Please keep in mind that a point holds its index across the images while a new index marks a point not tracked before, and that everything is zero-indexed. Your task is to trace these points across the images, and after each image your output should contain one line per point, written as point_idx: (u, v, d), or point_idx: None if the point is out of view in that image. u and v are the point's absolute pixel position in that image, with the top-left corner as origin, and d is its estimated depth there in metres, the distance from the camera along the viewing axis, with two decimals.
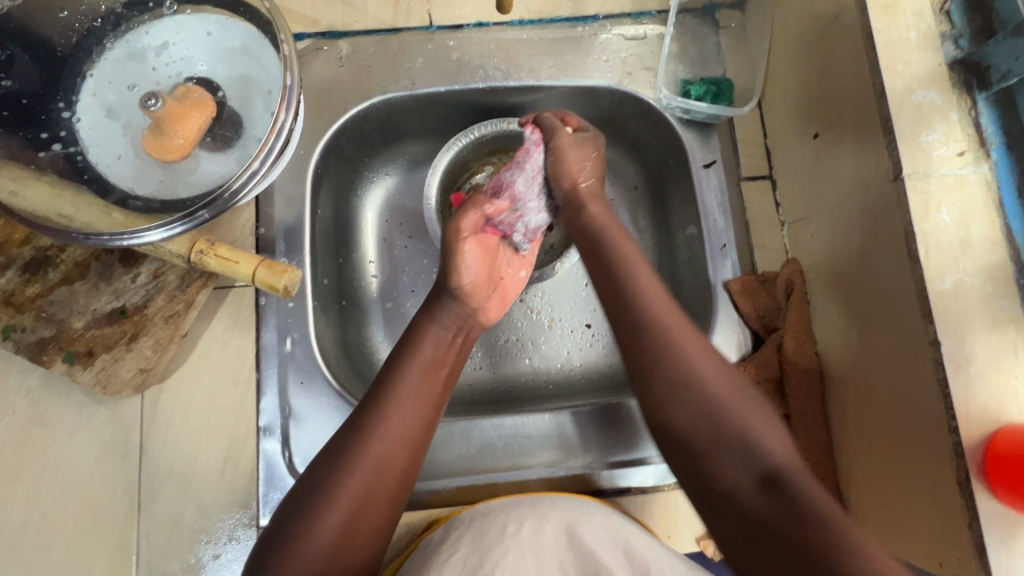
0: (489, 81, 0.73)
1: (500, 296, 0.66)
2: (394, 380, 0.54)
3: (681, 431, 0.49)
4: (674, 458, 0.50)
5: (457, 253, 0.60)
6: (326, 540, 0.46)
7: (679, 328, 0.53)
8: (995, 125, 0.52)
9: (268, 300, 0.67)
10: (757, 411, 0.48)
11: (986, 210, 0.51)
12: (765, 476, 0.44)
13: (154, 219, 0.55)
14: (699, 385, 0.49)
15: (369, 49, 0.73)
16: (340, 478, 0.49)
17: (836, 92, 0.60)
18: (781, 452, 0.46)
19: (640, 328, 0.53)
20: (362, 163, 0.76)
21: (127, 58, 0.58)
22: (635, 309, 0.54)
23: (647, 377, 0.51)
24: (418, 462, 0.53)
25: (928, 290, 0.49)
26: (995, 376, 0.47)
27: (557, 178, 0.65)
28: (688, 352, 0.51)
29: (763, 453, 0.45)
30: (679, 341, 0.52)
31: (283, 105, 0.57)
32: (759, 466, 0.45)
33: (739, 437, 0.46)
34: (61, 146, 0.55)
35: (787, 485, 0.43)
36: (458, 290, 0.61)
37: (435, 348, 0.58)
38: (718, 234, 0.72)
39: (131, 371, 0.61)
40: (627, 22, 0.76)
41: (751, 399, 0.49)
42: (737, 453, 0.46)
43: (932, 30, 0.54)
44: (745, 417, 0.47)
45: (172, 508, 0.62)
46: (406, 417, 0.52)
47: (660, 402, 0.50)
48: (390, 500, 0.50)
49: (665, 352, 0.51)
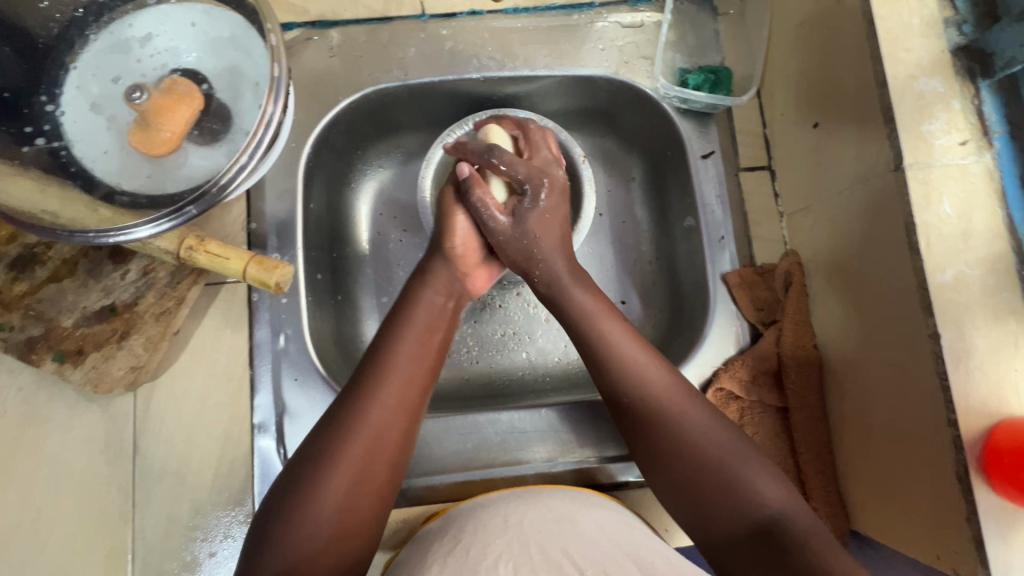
0: (484, 71, 0.72)
1: (489, 270, 0.65)
2: (386, 353, 0.54)
3: (679, 490, 0.52)
4: (676, 508, 0.53)
5: (450, 216, 0.62)
6: (330, 508, 0.47)
7: (666, 388, 0.54)
8: (999, 114, 0.51)
9: (261, 296, 0.66)
10: (754, 460, 0.51)
11: (988, 200, 0.50)
12: (763, 527, 0.48)
13: (142, 214, 0.54)
14: (695, 446, 0.52)
15: (360, 38, 0.72)
16: (339, 448, 0.49)
17: (838, 79, 0.58)
18: (776, 500, 0.49)
19: (624, 395, 0.55)
20: (354, 156, 0.75)
21: (112, 50, 0.57)
22: (618, 375, 0.56)
23: (641, 442, 0.54)
24: (415, 430, 0.53)
25: (928, 282, 0.48)
26: (995, 369, 0.47)
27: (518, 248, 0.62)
28: (677, 412, 0.53)
29: (761, 505, 0.49)
30: (668, 405, 0.54)
31: (270, 97, 0.56)
32: (754, 522, 0.48)
33: (735, 493, 0.49)
34: (45, 140, 0.54)
35: (784, 535, 0.47)
36: (451, 254, 0.62)
37: (427, 321, 0.57)
38: (716, 226, 0.71)
39: (123, 369, 0.61)
40: (624, 9, 0.74)
41: (744, 452, 0.51)
42: (737, 510, 0.49)
43: (936, 15, 0.53)
44: (740, 473, 0.50)
45: (167, 506, 0.62)
46: (403, 383, 0.53)
47: (656, 468, 0.53)
48: (389, 470, 0.51)
49: (654, 413, 0.54)
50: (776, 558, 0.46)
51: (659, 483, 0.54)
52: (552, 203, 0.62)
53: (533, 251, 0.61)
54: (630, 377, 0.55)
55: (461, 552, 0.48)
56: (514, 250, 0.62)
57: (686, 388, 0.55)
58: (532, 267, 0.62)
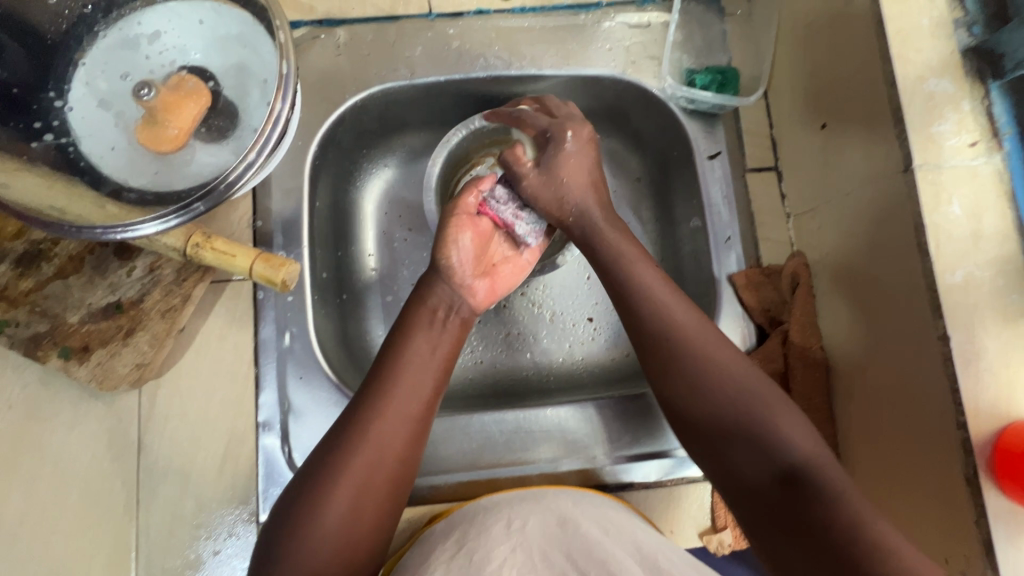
0: (490, 71, 0.71)
1: (491, 285, 0.62)
2: (389, 370, 0.54)
3: (705, 435, 0.52)
4: (696, 449, 0.53)
5: (449, 232, 0.60)
6: (332, 525, 0.47)
7: (697, 332, 0.54)
8: (1009, 115, 0.51)
9: (267, 294, 0.66)
10: (783, 405, 0.50)
11: (998, 201, 0.50)
12: (788, 473, 0.47)
13: (148, 211, 0.54)
14: (718, 386, 0.51)
15: (367, 36, 0.72)
16: (340, 465, 0.48)
17: (846, 80, 0.58)
18: (803, 448, 0.48)
19: (653, 340, 0.55)
20: (360, 155, 0.75)
21: (119, 46, 0.57)
22: (645, 318, 0.56)
23: (663, 378, 0.54)
24: (420, 444, 0.52)
25: (938, 284, 0.48)
26: (1004, 371, 0.47)
27: (550, 199, 0.63)
28: (703, 349, 0.53)
29: (787, 452, 0.48)
30: (694, 344, 0.53)
31: (279, 94, 0.56)
32: (779, 466, 0.48)
33: (760, 437, 0.49)
34: (53, 136, 0.54)
35: (810, 479, 0.46)
36: (446, 271, 0.60)
37: (428, 339, 0.56)
38: (722, 226, 0.71)
39: (128, 366, 0.60)
40: (631, 9, 0.74)
41: (772, 393, 0.51)
42: (760, 450, 0.49)
43: (945, 16, 0.53)
44: (769, 413, 0.49)
45: (171, 503, 0.62)
46: (405, 397, 0.52)
47: (680, 405, 0.53)
48: (391, 483, 0.50)
49: (679, 349, 0.53)
50: (800, 503, 0.46)
51: (682, 421, 0.53)
52: (578, 148, 0.63)
53: (562, 198, 0.62)
54: (659, 320, 0.55)
55: (466, 556, 0.48)
56: (545, 200, 0.63)
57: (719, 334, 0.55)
58: (563, 213, 0.63)
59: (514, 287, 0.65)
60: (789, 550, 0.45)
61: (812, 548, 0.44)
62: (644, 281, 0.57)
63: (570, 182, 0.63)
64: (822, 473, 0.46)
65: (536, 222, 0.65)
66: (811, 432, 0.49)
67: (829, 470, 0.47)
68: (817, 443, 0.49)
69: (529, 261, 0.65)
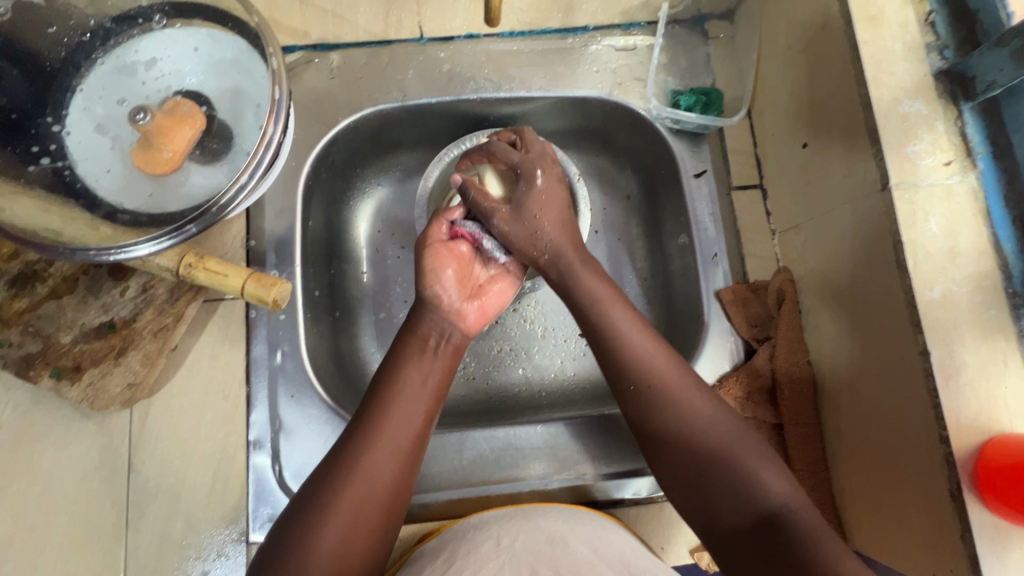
0: (481, 93, 0.73)
1: (482, 305, 0.63)
2: (379, 400, 0.53)
3: (683, 477, 0.52)
4: (677, 495, 0.53)
5: (431, 265, 0.61)
6: (323, 555, 0.46)
7: (674, 376, 0.54)
8: (982, 135, 0.53)
9: (259, 313, 0.67)
10: (759, 453, 0.51)
11: (973, 219, 0.51)
12: (769, 522, 0.47)
13: (142, 232, 0.54)
14: (694, 434, 0.52)
15: (360, 61, 0.73)
16: (333, 500, 0.48)
17: (826, 101, 0.60)
18: (780, 491, 0.49)
19: (632, 383, 0.55)
20: (354, 174, 0.76)
21: (118, 73, 0.58)
22: (624, 364, 0.56)
23: (645, 425, 0.55)
24: (411, 474, 0.52)
25: (917, 299, 0.49)
26: (984, 386, 0.48)
27: (523, 234, 0.61)
28: (680, 398, 0.53)
29: (763, 495, 0.48)
30: (672, 391, 0.54)
31: (271, 118, 0.57)
32: (759, 514, 0.48)
33: (736, 480, 0.49)
34: (50, 160, 0.55)
35: (788, 525, 0.47)
36: (433, 300, 0.60)
37: (419, 369, 0.56)
38: (709, 242, 0.72)
39: (119, 386, 0.61)
40: (618, 32, 0.76)
41: (747, 440, 0.51)
42: (737, 497, 0.49)
43: (918, 41, 0.55)
44: (746, 461, 0.50)
45: (161, 523, 0.61)
46: (396, 429, 0.52)
47: (660, 452, 0.54)
48: (382, 511, 0.50)
49: (658, 397, 0.54)
50: (781, 551, 0.46)
51: (662, 467, 0.54)
52: (547, 184, 0.62)
53: (535, 236, 0.61)
54: (637, 365, 0.55)
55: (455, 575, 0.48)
56: (520, 238, 0.61)
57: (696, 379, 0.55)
58: (536, 250, 0.61)
59: (505, 305, 0.65)
60: None
61: None
62: (626, 327, 0.57)
63: (541, 218, 0.61)
64: (800, 519, 0.47)
65: None
66: (786, 477, 0.50)
67: (804, 514, 0.47)
68: (792, 487, 0.49)
69: (514, 275, 0.66)
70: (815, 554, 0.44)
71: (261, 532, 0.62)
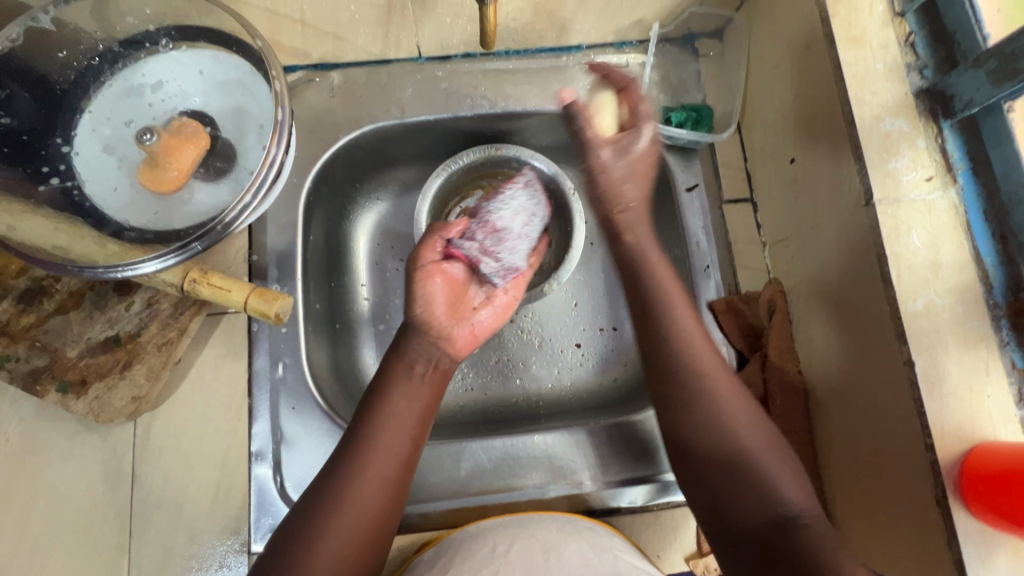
0: (477, 110, 0.75)
1: (472, 329, 0.64)
2: (364, 430, 0.55)
3: (701, 474, 0.53)
4: (693, 492, 0.54)
5: (423, 288, 0.62)
6: None
7: (718, 376, 0.55)
8: (962, 151, 0.54)
9: (261, 326, 0.68)
10: (783, 460, 0.52)
11: (955, 232, 0.53)
12: (782, 527, 0.48)
13: (148, 250, 0.56)
14: (727, 430, 0.53)
15: (360, 80, 0.75)
16: (319, 531, 0.49)
17: (812, 118, 0.62)
18: (798, 501, 0.50)
19: (674, 369, 0.56)
20: (354, 190, 0.78)
21: (124, 95, 0.60)
22: (670, 349, 0.56)
23: (680, 412, 0.55)
24: (397, 504, 0.54)
25: (901, 311, 0.51)
26: (967, 394, 0.49)
27: (613, 182, 0.60)
28: (719, 392, 0.54)
29: (780, 500, 0.50)
30: (713, 383, 0.55)
31: (274, 139, 0.59)
32: (774, 516, 0.49)
33: (758, 483, 0.51)
34: (59, 180, 0.57)
35: (800, 530, 0.48)
36: (419, 324, 0.61)
37: (404, 396, 0.57)
38: (702, 255, 0.72)
39: (123, 400, 0.62)
40: (609, 51, 0.78)
41: (774, 445, 0.53)
42: (756, 498, 0.50)
43: (898, 61, 0.57)
44: (770, 465, 0.51)
45: (163, 535, 0.62)
46: (382, 457, 0.53)
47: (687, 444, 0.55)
48: (369, 542, 0.51)
49: (698, 387, 0.55)
50: (791, 554, 0.47)
51: (685, 460, 0.55)
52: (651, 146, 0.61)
53: (623, 187, 0.60)
54: (686, 353, 0.56)
55: None
56: (609, 183, 0.60)
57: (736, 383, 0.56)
58: (618, 205, 0.60)
59: (496, 327, 0.67)
60: None
61: None
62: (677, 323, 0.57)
63: (635, 174, 0.61)
64: (812, 527, 0.48)
65: (503, 264, 0.67)
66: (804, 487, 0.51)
67: (817, 524, 0.49)
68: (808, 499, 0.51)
69: (506, 299, 0.67)
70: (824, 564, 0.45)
71: (262, 542, 0.63)
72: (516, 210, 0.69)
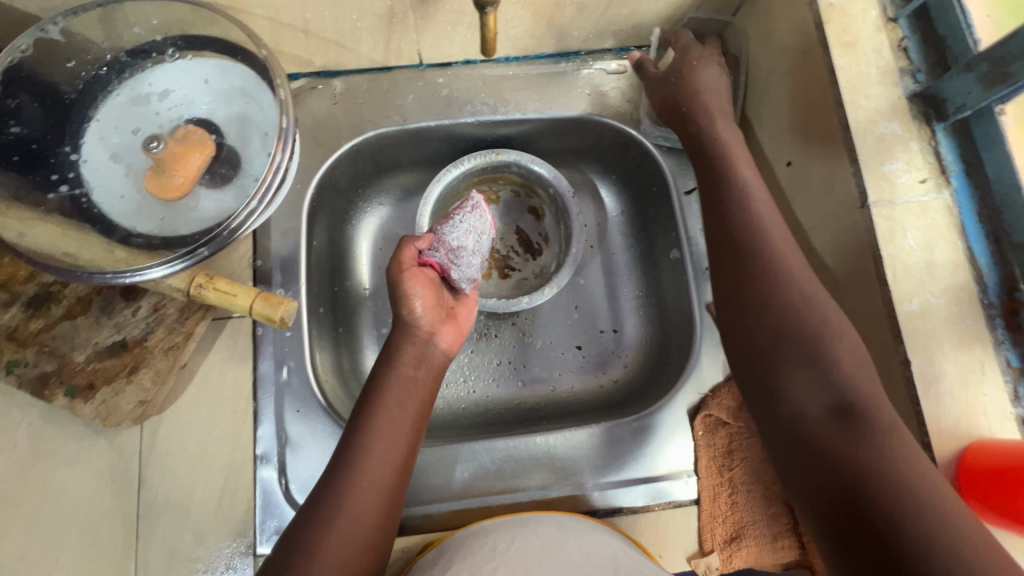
0: (478, 116, 0.76)
1: (456, 327, 0.67)
2: (357, 438, 0.55)
3: (758, 351, 0.52)
4: (745, 376, 0.54)
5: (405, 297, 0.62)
6: None
7: (789, 258, 0.54)
8: (954, 154, 0.56)
9: (266, 330, 0.69)
10: (852, 345, 0.49)
11: (949, 234, 0.54)
12: (841, 409, 0.46)
13: (156, 256, 0.57)
14: (790, 307, 0.51)
15: (362, 87, 0.76)
16: (319, 540, 0.49)
17: (806, 122, 0.63)
18: (865, 386, 0.47)
19: (741, 250, 0.56)
20: (356, 195, 0.79)
21: (132, 104, 0.61)
22: (739, 230, 0.57)
23: (742, 291, 0.55)
24: (393, 510, 0.54)
25: (897, 311, 0.52)
26: (963, 393, 0.50)
27: (665, 93, 0.69)
28: (788, 271, 0.54)
29: (841, 381, 0.47)
30: (782, 263, 0.54)
31: (280, 145, 0.60)
32: (834, 397, 0.47)
33: (816, 362, 0.48)
34: (68, 188, 0.58)
35: (862, 414, 0.45)
36: (409, 323, 0.63)
37: (395, 400, 0.58)
38: (700, 258, 0.74)
39: (131, 403, 0.63)
40: (609, 57, 0.79)
41: (844, 327, 0.50)
42: (814, 376, 0.48)
43: (890, 66, 0.58)
44: (836, 344, 0.49)
45: (169, 538, 0.63)
46: (377, 464, 0.54)
47: (746, 323, 0.54)
48: (368, 551, 0.51)
49: (762, 266, 0.54)
50: (846, 434, 0.45)
51: (744, 340, 0.54)
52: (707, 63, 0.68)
53: (674, 97, 0.68)
54: (754, 234, 0.56)
55: None
56: (662, 95, 0.69)
57: (825, 292, 0.53)
58: (671, 111, 0.68)
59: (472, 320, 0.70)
60: (813, 486, 0.45)
61: (836, 486, 0.43)
62: (765, 229, 0.56)
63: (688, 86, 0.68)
64: (877, 412, 0.45)
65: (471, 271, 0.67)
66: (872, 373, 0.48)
67: (883, 410, 0.46)
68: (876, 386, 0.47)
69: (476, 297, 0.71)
70: (875, 451, 0.43)
71: (267, 544, 0.63)
72: (467, 230, 0.66)
